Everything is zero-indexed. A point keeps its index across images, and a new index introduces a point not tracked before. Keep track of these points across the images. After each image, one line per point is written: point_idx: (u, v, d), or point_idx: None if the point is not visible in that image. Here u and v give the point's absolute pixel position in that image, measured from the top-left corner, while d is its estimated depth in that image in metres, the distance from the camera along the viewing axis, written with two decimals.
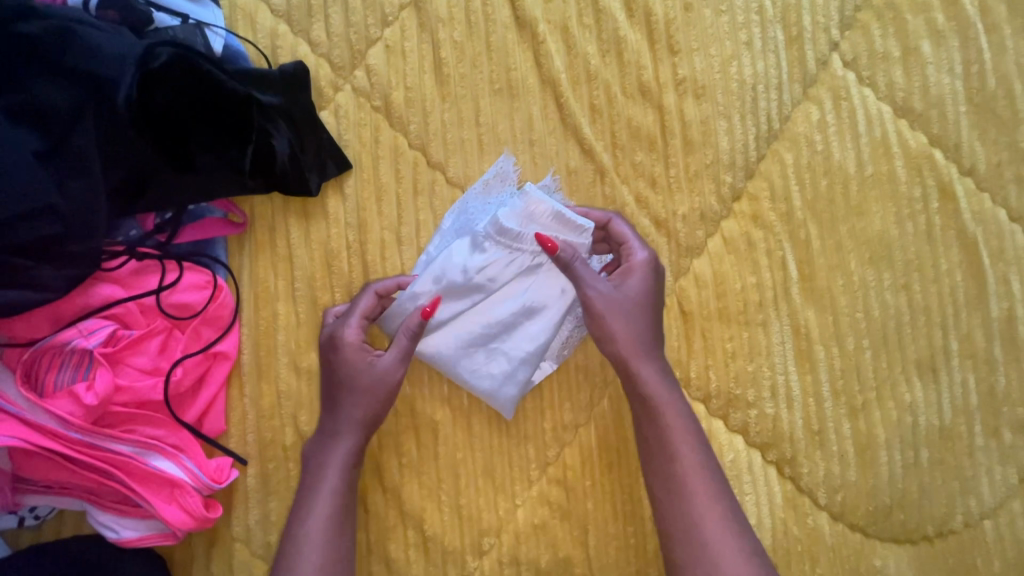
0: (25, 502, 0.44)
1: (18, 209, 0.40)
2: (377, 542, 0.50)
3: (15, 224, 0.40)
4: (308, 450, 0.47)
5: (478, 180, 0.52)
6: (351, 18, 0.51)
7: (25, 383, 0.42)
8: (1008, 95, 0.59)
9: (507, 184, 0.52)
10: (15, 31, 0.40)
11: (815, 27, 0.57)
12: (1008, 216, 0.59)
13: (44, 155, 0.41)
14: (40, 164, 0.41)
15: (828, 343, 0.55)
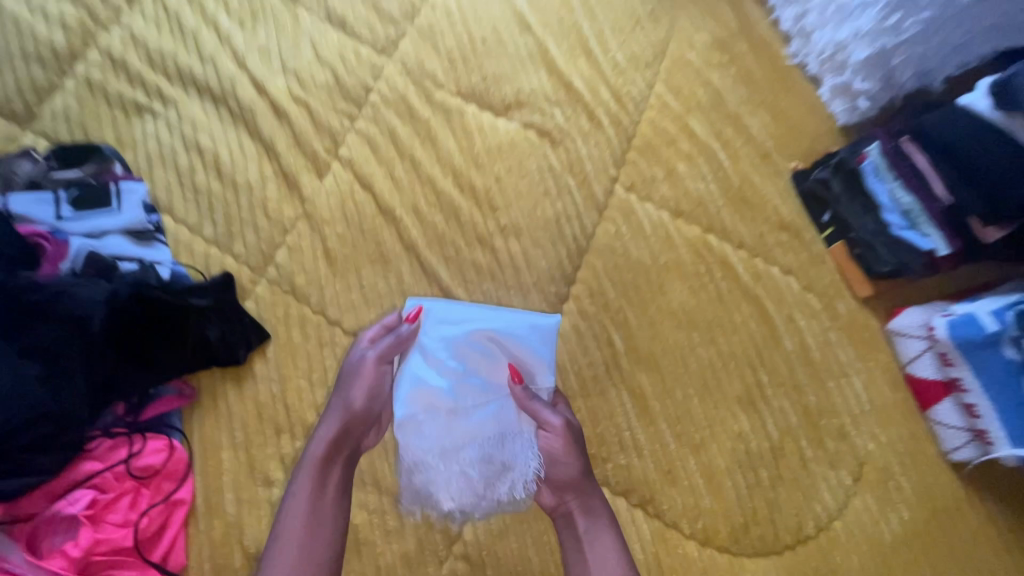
0: None
1: (26, 421, 0.55)
2: None
3: (20, 431, 0.55)
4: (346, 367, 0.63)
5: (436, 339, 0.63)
6: (261, 234, 0.72)
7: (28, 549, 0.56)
8: (752, 186, 0.80)
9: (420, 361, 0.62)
10: (25, 299, 0.58)
11: (597, 170, 0.79)
12: (781, 271, 0.76)
13: (43, 379, 0.56)
14: (39, 385, 0.56)
15: (660, 397, 0.70)
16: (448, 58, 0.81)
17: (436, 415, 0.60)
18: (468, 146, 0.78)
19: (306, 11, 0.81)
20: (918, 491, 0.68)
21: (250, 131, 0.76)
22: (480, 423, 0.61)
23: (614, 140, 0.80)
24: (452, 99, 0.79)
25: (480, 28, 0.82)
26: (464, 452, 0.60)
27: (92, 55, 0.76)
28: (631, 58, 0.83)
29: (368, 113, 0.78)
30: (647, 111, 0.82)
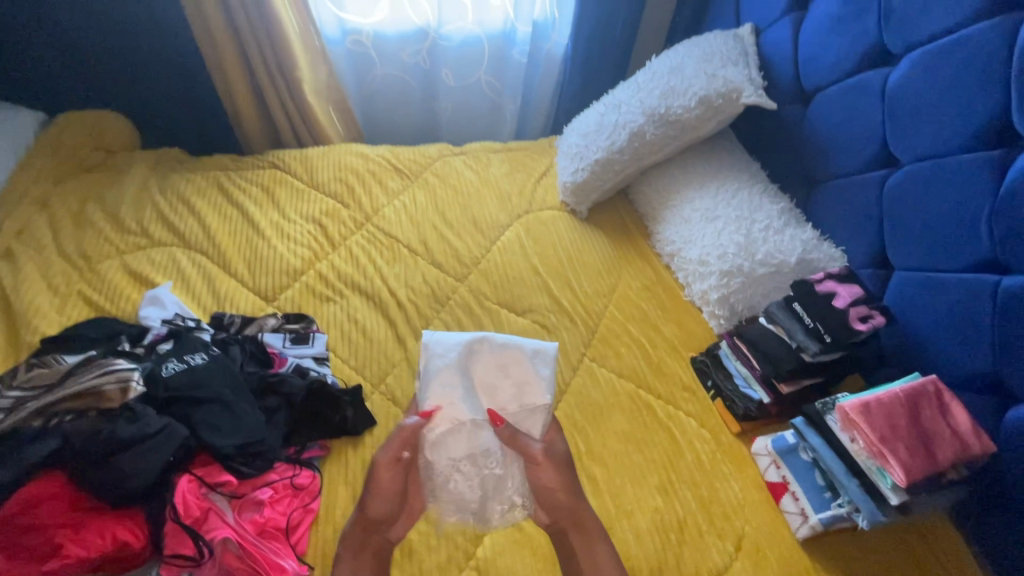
0: None
1: (256, 437, 1.05)
2: None
3: (252, 442, 1.04)
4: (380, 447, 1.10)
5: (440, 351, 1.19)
6: (381, 366, 1.28)
7: (236, 515, 0.98)
8: (667, 362, 1.34)
9: (436, 362, 1.18)
10: (268, 381, 1.15)
11: (573, 348, 1.36)
12: (684, 413, 1.25)
13: (268, 422, 1.10)
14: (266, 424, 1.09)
15: (606, 481, 1.12)
16: (494, 285, 1.48)
17: (456, 388, 1.16)
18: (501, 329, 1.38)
19: (422, 259, 1.53)
20: (780, 560, 1.02)
21: (383, 312, 1.39)
22: (472, 408, 1.15)
23: (583, 332, 1.40)
24: (494, 306, 1.44)
25: (513, 272, 1.51)
26: (472, 403, 1.16)
27: (310, 271, 1.46)
28: (595, 292, 1.49)
29: (448, 310, 1.42)
30: (603, 319, 1.44)
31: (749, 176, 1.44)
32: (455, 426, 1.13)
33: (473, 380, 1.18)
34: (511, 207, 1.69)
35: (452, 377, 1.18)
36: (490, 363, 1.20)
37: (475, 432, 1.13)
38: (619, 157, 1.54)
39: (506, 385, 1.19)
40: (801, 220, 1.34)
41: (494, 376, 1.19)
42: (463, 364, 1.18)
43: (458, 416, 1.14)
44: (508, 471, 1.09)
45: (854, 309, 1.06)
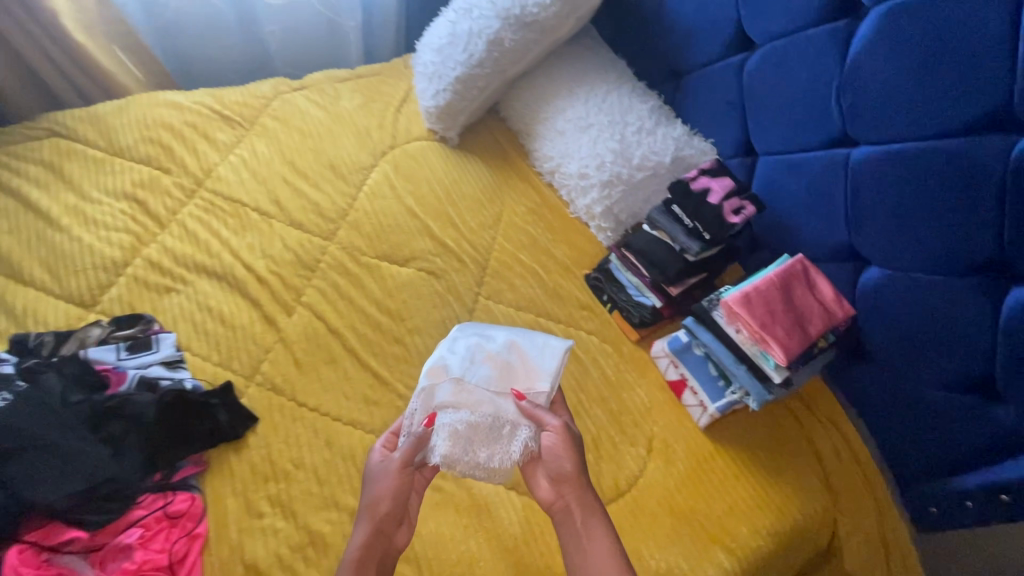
0: None
1: (102, 479, 0.87)
2: None
3: (100, 485, 0.87)
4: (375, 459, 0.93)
5: (456, 339, 1.04)
6: (251, 354, 1.11)
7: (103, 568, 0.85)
8: (563, 286, 1.31)
9: (451, 350, 1.03)
10: (105, 404, 0.94)
11: (466, 289, 1.28)
12: (586, 333, 1.25)
13: (115, 453, 0.91)
14: (112, 457, 0.90)
15: None
16: (368, 237, 1.32)
17: (468, 373, 1.00)
18: (384, 283, 1.25)
19: (278, 221, 1.32)
20: (687, 452, 1.09)
21: (242, 292, 1.19)
22: (485, 389, 0.99)
23: (475, 271, 1.31)
24: (372, 260, 1.29)
25: (387, 218, 1.36)
26: (486, 384, 1.00)
27: (136, 261, 1.20)
28: (480, 225, 1.39)
29: (320, 274, 1.25)
30: (492, 253, 1.35)
31: (617, 76, 1.37)
32: (465, 403, 0.97)
33: (490, 362, 1.02)
34: (373, 144, 1.50)
35: (466, 360, 1.01)
36: (512, 345, 1.04)
37: (479, 408, 0.98)
38: (480, 71, 1.38)
39: (520, 362, 1.02)
40: (671, 116, 1.31)
41: (515, 354, 1.03)
42: (480, 353, 1.03)
43: (467, 396, 0.98)
44: (504, 442, 0.95)
45: (727, 203, 1.08)
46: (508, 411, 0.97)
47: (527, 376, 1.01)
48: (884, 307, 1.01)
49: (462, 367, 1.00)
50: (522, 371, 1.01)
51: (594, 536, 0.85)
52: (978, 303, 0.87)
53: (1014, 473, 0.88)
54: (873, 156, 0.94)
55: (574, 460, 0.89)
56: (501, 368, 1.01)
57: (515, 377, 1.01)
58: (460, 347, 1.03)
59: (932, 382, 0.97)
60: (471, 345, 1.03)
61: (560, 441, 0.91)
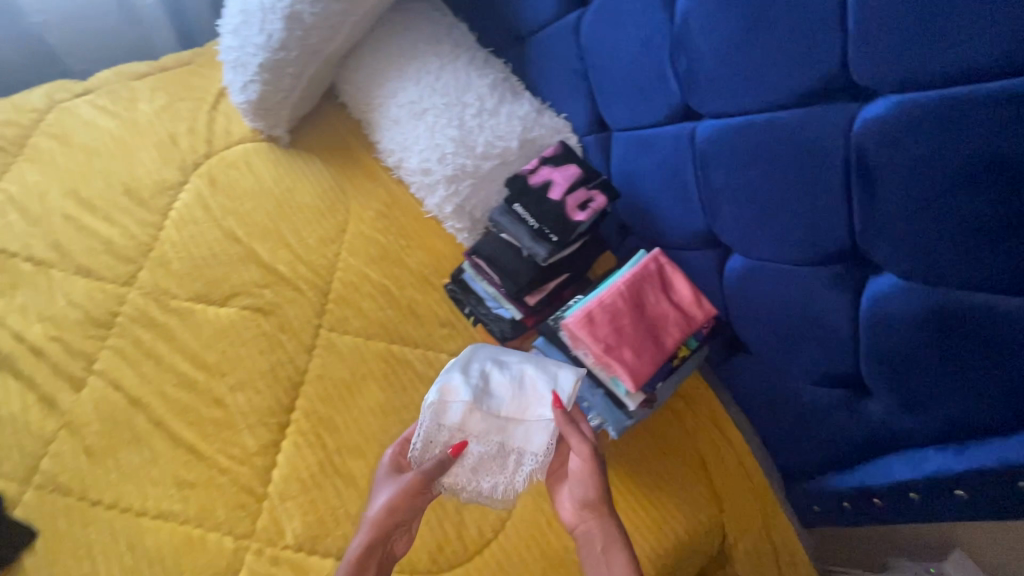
0: None
1: None
2: None
3: None
4: (379, 482, 0.83)
5: (460, 360, 0.88)
6: (28, 451, 0.92)
7: None
8: (419, 303, 1.14)
9: (456, 369, 0.87)
10: None
11: (303, 323, 1.09)
12: (447, 355, 1.10)
13: None
14: None
15: (365, 474, 0.95)
16: (178, 274, 1.10)
17: (469, 399, 0.84)
18: (200, 331, 1.05)
19: (60, 270, 1.08)
20: None
21: (16, 371, 0.98)
22: (488, 416, 0.84)
23: (314, 298, 1.12)
24: (183, 303, 1.08)
25: (201, 248, 1.13)
26: (489, 412, 0.84)
27: None
28: (319, 241, 1.19)
29: (117, 331, 1.04)
30: (335, 273, 1.16)
31: (453, 44, 1.15)
32: (468, 429, 0.84)
33: (499, 387, 0.86)
34: (182, 156, 1.24)
35: (467, 384, 0.85)
36: (525, 370, 0.88)
37: (482, 435, 0.84)
38: (286, 55, 1.12)
39: (531, 388, 0.86)
40: (517, 90, 1.12)
41: (528, 379, 0.87)
42: (486, 376, 0.87)
43: (472, 419, 0.84)
44: (509, 469, 0.84)
45: (570, 197, 0.92)
46: (516, 439, 0.84)
47: (539, 403, 0.85)
48: (750, 296, 0.89)
49: (465, 390, 0.84)
50: (533, 397, 0.85)
51: (614, 569, 0.77)
52: (835, 296, 0.76)
53: (874, 479, 0.80)
54: (716, 131, 0.79)
55: (600, 488, 0.80)
56: (516, 384, 0.86)
57: (524, 405, 0.85)
58: (468, 365, 0.87)
59: (805, 376, 0.87)
60: (473, 369, 0.88)
61: (586, 467, 0.80)
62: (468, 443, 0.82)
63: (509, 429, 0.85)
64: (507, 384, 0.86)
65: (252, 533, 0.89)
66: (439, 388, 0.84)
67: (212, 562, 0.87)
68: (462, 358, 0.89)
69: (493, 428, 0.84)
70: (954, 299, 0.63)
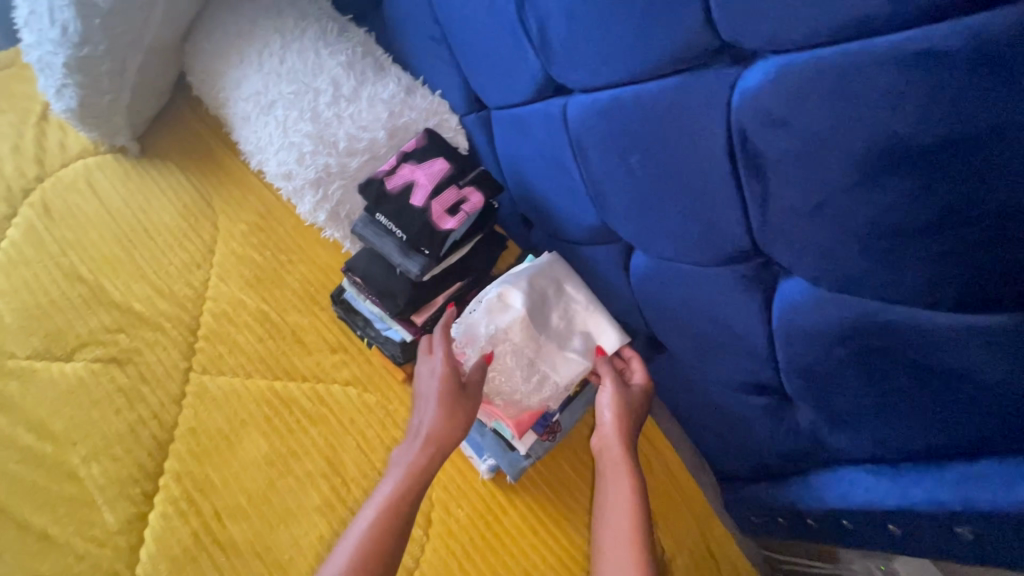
0: None
1: None
2: None
3: None
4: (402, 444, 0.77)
5: (532, 265, 0.82)
6: None
7: None
8: (304, 328, 1.00)
9: (535, 271, 0.81)
10: None
11: (168, 368, 0.95)
12: (339, 385, 0.96)
13: None
14: None
15: (248, 539, 0.84)
16: (13, 328, 0.95)
17: (525, 310, 0.78)
18: (45, 394, 0.91)
19: None
20: (471, 517, 0.87)
21: None
22: (532, 328, 0.79)
23: (179, 337, 0.97)
24: (22, 363, 0.93)
25: (39, 295, 0.97)
26: (533, 331, 0.79)
27: None
28: (182, 267, 1.03)
29: None
30: (204, 303, 1.01)
31: (298, 15, 0.95)
32: (512, 329, 0.78)
33: (548, 308, 0.81)
34: (7, 183, 1.05)
35: (531, 293, 0.79)
36: (579, 304, 0.83)
37: (521, 341, 0.78)
38: (93, 50, 0.92)
39: (578, 327, 0.82)
40: (380, 66, 0.94)
41: (577, 312, 0.82)
42: (544, 293, 0.81)
43: (520, 323, 0.78)
44: (531, 381, 0.79)
45: (437, 201, 0.78)
46: (550, 360, 0.79)
47: (576, 343, 0.81)
48: (659, 299, 0.75)
49: (528, 295, 0.79)
50: (572, 337, 0.81)
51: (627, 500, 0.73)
52: (747, 302, 0.62)
53: (804, 500, 0.71)
54: (585, 109, 0.63)
55: (629, 421, 0.78)
56: (568, 314, 0.82)
57: (565, 338, 0.81)
58: (536, 274, 0.81)
59: (726, 384, 0.74)
60: (541, 281, 0.81)
61: (626, 401, 0.79)
62: (509, 339, 0.78)
63: (549, 350, 0.80)
64: (557, 312, 0.81)
65: None
66: (499, 291, 0.79)
67: None
68: (542, 262, 0.82)
69: (531, 349, 0.79)
70: (870, 314, 0.50)
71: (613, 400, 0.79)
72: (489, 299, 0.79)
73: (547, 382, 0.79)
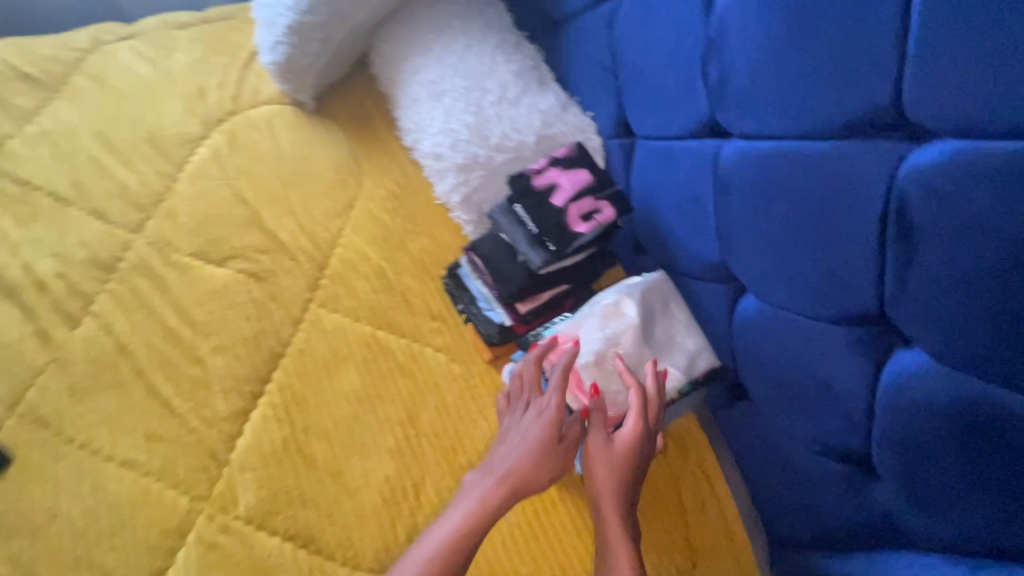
0: None
1: None
2: None
3: None
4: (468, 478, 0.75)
5: (645, 281, 0.89)
6: (17, 379, 0.95)
7: None
8: (413, 291, 1.11)
9: (646, 287, 0.88)
10: None
11: (294, 295, 1.08)
12: (431, 350, 1.05)
13: None
14: None
15: (327, 458, 0.93)
16: (184, 228, 1.11)
17: (632, 322, 0.86)
18: (194, 289, 1.06)
19: (76, 209, 1.11)
20: (523, 499, 0.93)
21: (18, 300, 1.01)
22: (636, 339, 0.87)
23: (309, 272, 1.11)
24: (182, 258, 1.09)
25: (209, 207, 1.14)
26: (637, 342, 0.87)
27: None
28: (324, 213, 1.17)
29: (117, 277, 1.06)
30: (334, 248, 1.14)
31: (485, 24, 1.09)
32: (619, 338, 0.87)
33: (654, 322, 0.88)
34: (207, 111, 1.25)
35: (638, 307, 0.87)
36: (684, 322, 0.88)
37: (627, 349, 0.86)
38: (315, 20, 1.11)
39: (680, 343, 0.87)
40: (545, 81, 1.04)
41: (682, 328, 0.88)
42: (652, 308, 0.88)
43: (626, 333, 0.87)
44: (633, 386, 0.86)
45: (575, 205, 0.86)
46: (652, 370, 0.86)
47: (679, 357, 0.86)
48: (757, 344, 0.78)
49: (637, 309, 0.87)
50: (675, 350, 0.87)
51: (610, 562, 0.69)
52: (855, 364, 0.64)
53: None
54: (741, 154, 0.69)
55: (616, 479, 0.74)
56: (671, 332, 0.87)
57: (669, 351, 0.87)
58: (647, 289, 0.88)
59: (806, 441, 0.76)
60: (649, 296, 0.88)
61: (616, 455, 0.75)
62: (614, 347, 0.86)
63: (652, 360, 0.87)
64: (661, 327, 0.88)
65: (206, 496, 0.89)
66: (613, 301, 0.89)
67: (163, 518, 0.87)
68: (655, 279, 0.89)
69: (632, 362, 0.86)
70: (990, 400, 0.52)
71: (601, 454, 0.75)
72: (596, 313, 0.89)
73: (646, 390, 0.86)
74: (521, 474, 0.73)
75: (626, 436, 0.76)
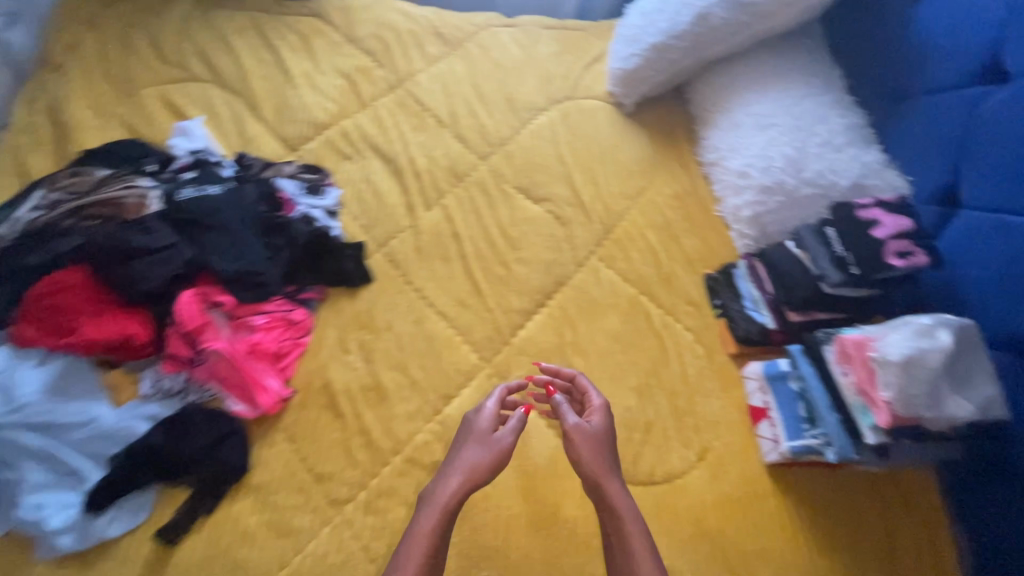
0: (210, 383, 1.01)
1: (256, 267, 1.10)
2: (352, 428, 1.03)
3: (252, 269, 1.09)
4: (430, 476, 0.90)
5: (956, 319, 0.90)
6: (387, 230, 1.29)
7: (234, 330, 1.06)
8: (677, 275, 1.27)
9: (958, 323, 0.89)
10: (280, 220, 1.19)
11: (583, 244, 1.31)
12: (682, 327, 1.20)
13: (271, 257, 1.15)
14: (268, 258, 1.14)
15: (585, 373, 1.12)
16: (516, 168, 1.41)
17: (946, 347, 0.86)
18: (514, 213, 1.34)
19: (448, 132, 1.47)
20: (739, 477, 1.03)
21: (399, 179, 1.37)
22: (946, 364, 0.86)
23: (598, 232, 1.33)
24: (510, 189, 1.38)
25: (538, 158, 1.43)
26: (944, 368, 0.87)
27: (335, 129, 1.44)
28: (620, 192, 1.40)
29: (463, 186, 1.38)
30: (621, 221, 1.36)
31: (823, 82, 1.26)
32: (929, 356, 0.86)
33: (958, 357, 0.89)
34: (552, 92, 1.57)
35: (952, 336, 0.87)
36: (983, 368, 0.90)
37: (935, 370, 0.86)
38: (677, 43, 1.37)
39: (975, 385, 0.89)
40: (869, 140, 1.19)
41: (981, 373, 0.89)
42: (960, 343, 0.89)
43: (937, 355, 0.86)
44: (928, 407, 0.86)
45: (894, 242, 0.96)
46: (946, 398, 0.87)
47: (973, 397, 0.88)
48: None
49: (951, 339, 0.87)
50: (971, 391, 0.88)
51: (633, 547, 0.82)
52: None
53: None
54: None
55: (587, 454, 0.89)
56: (970, 372, 0.89)
57: (966, 389, 0.88)
58: (961, 325, 0.89)
59: None
60: (961, 331, 0.88)
61: (582, 443, 0.90)
62: (924, 362, 0.86)
63: (948, 391, 0.88)
64: (961, 363, 0.89)
65: (492, 360, 1.12)
66: (926, 323, 0.89)
67: (460, 363, 1.12)
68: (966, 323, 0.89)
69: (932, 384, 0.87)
70: None
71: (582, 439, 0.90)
72: (904, 329, 0.89)
73: (937, 414, 0.87)
74: (496, 451, 0.89)
75: (598, 417, 0.94)
